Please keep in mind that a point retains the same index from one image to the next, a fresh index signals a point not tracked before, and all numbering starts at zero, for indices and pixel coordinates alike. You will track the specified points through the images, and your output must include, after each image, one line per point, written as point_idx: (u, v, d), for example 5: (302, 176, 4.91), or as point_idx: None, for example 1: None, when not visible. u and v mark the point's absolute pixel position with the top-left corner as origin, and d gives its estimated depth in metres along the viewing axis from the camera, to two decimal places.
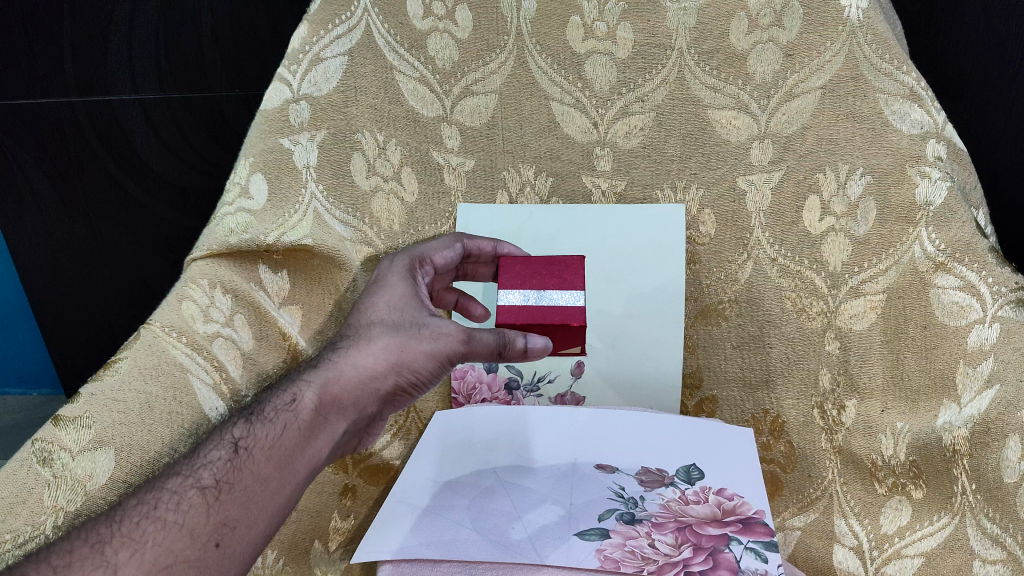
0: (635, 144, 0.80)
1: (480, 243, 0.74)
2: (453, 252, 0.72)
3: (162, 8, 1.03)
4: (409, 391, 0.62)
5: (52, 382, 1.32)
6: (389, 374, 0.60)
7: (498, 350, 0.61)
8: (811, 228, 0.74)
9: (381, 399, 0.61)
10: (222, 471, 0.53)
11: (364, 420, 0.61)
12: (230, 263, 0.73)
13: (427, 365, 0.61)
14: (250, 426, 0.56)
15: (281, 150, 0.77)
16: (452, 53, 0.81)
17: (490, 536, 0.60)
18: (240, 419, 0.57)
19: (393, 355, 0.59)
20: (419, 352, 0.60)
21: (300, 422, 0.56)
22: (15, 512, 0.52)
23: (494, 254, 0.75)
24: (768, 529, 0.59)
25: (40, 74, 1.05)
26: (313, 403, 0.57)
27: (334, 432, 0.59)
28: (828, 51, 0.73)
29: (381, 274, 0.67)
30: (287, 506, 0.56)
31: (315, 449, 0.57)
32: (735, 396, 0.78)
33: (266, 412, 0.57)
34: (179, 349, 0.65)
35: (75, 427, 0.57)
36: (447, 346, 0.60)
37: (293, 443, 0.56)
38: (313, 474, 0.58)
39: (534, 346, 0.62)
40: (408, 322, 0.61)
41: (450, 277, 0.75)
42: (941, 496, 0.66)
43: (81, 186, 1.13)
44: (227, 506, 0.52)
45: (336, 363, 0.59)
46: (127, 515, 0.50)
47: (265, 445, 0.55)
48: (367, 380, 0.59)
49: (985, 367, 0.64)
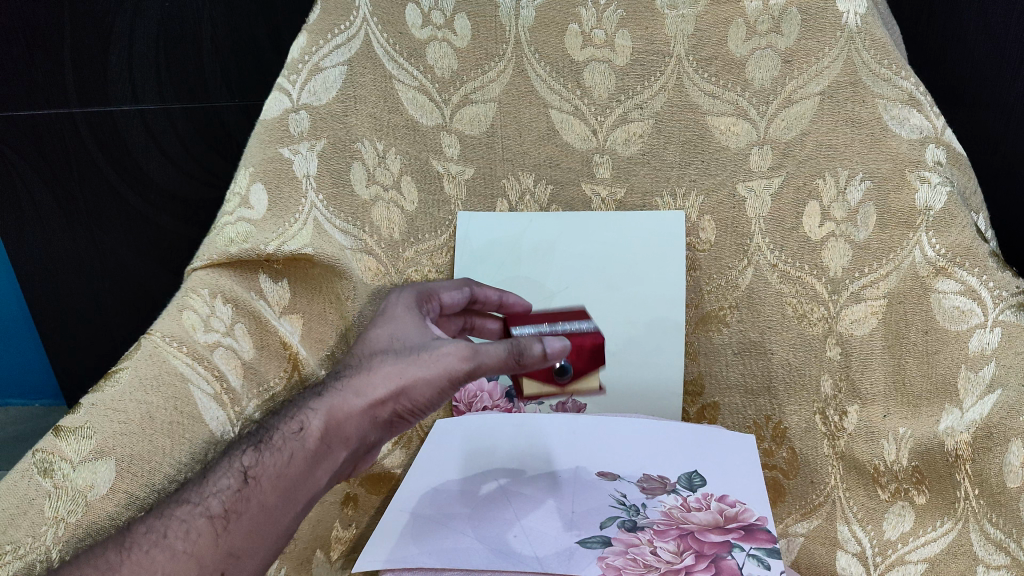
0: (635, 151, 0.80)
1: (488, 291, 0.74)
2: (461, 295, 0.72)
3: (164, 22, 1.04)
4: (408, 418, 0.59)
5: (54, 393, 1.32)
6: (389, 404, 0.57)
7: (513, 359, 0.56)
8: (811, 234, 0.74)
9: (383, 427, 0.59)
10: (230, 500, 0.53)
11: (366, 447, 0.60)
12: (231, 273, 0.73)
13: (428, 394, 0.57)
14: (258, 454, 0.56)
15: (280, 160, 0.77)
16: (451, 62, 0.81)
17: (492, 545, 0.60)
18: (249, 445, 0.57)
19: (394, 384, 0.57)
20: (420, 380, 0.56)
21: (306, 451, 0.56)
22: (16, 523, 0.52)
23: (499, 302, 0.75)
24: (771, 535, 0.58)
25: (40, 85, 1.06)
26: (319, 433, 0.57)
27: (336, 460, 0.58)
28: (826, 57, 0.73)
29: (386, 308, 0.66)
30: (289, 531, 0.57)
31: (317, 478, 0.57)
32: (736, 403, 0.78)
33: (274, 440, 0.56)
34: (179, 359, 0.65)
35: (76, 437, 0.57)
36: (449, 367, 0.56)
37: (299, 472, 0.56)
38: (315, 499, 0.59)
39: (551, 349, 0.57)
40: (411, 349, 0.58)
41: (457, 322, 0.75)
42: (943, 501, 0.66)
43: (82, 196, 1.14)
44: (234, 535, 0.53)
45: (341, 391, 0.58)
46: (135, 542, 0.50)
47: (272, 473, 0.55)
48: (369, 410, 0.57)
49: (987, 372, 0.64)
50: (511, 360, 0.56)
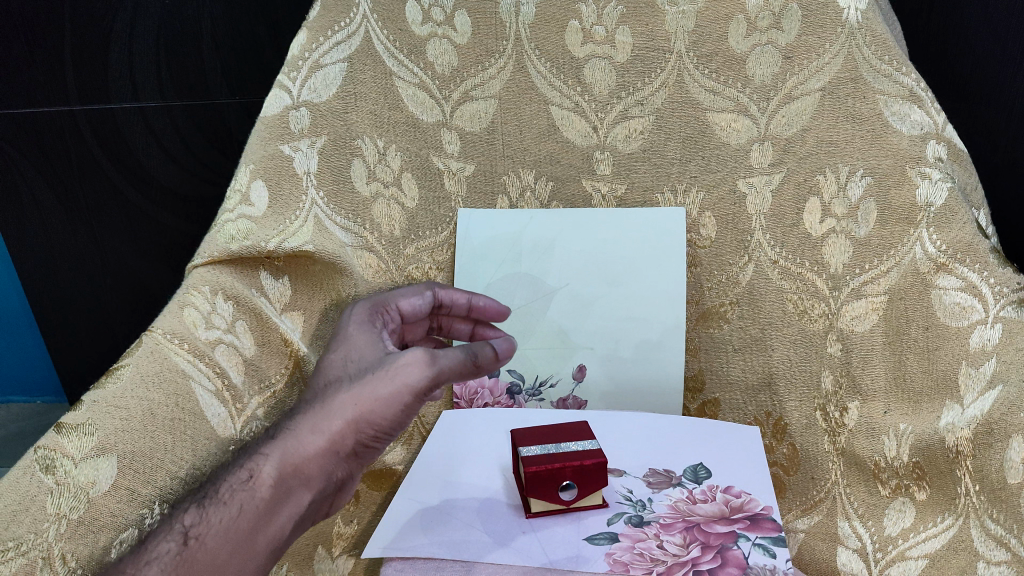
0: (635, 148, 0.80)
1: (450, 294, 0.73)
2: (421, 300, 0.71)
3: (164, 19, 1.04)
4: (371, 444, 0.59)
5: (56, 391, 1.33)
6: (348, 433, 0.57)
7: (470, 362, 0.58)
8: (812, 230, 0.74)
9: (346, 460, 0.59)
10: (173, 564, 0.52)
11: (332, 486, 0.60)
12: (231, 271, 0.73)
13: (388, 414, 0.57)
14: (203, 511, 0.55)
15: (280, 156, 0.77)
16: (451, 59, 0.81)
17: (501, 538, 0.60)
18: (191, 504, 0.56)
19: (351, 411, 0.57)
20: (377, 401, 0.56)
21: (259, 499, 0.56)
22: (18, 519, 0.51)
23: (467, 305, 0.73)
24: (776, 525, 0.59)
25: (41, 83, 1.06)
26: (272, 478, 0.56)
27: (297, 504, 0.58)
28: (827, 53, 0.73)
29: (341, 327, 0.65)
30: None
31: (278, 524, 0.57)
32: (736, 399, 0.78)
33: (221, 493, 0.56)
34: (180, 356, 0.65)
35: (77, 435, 0.57)
36: (408, 381, 0.56)
37: (253, 520, 0.56)
38: (277, 548, 0.58)
39: (501, 349, 0.61)
40: (365, 369, 0.59)
41: (424, 326, 0.74)
42: (944, 497, 0.65)
43: (83, 193, 1.14)
44: None
45: (294, 431, 0.58)
46: None
47: (219, 529, 0.54)
48: (326, 443, 0.57)
49: (988, 368, 0.64)
50: (469, 364, 0.58)
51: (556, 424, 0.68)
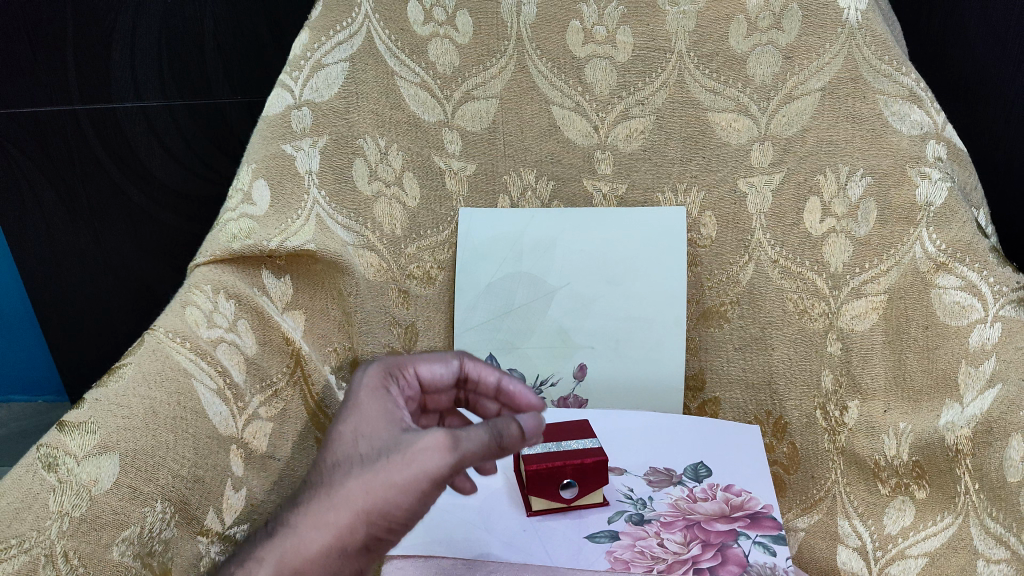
0: (635, 148, 0.80)
1: (482, 370, 0.54)
2: (447, 369, 0.55)
3: (166, 18, 1.05)
4: (388, 538, 0.44)
5: (57, 390, 1.33)
6: (358, 526, 0.43)
7: (495, 446, 0.44)
8: (812, 229, 0.75)
9: (358, 559, 0.44)
10: None
11: None
12: (232, 269, 0.72)
13: (405, 505, 0.43)
14: None
15: (283, 156, 0.77)
16: (452, 59, 0.82)
17: (501, 536, 0.61)
18: None
19: (358, 505, 0.42)
20: (391, 494, 0.42)
21: None
22: (21, 517, 0.47)
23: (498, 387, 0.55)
24: (776, 523, 0.60)
25: (43, 82, 1.06)
26: None
27: None
28: (828, 53, 0.73)
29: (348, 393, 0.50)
30: None
31: None
32: (737, 398, 0.78)
33: None
34: (183, 354, 0.62)
35: (80, 432, 0.53)
36: (427, 468, 0.42)
37: None
38: None
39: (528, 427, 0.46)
40: (377, 452, 0.44)
41: (444, 399, 0.57)
42: (943, 496, 0.65)
43: (84, 193, 1.14)
44: None
45: (293, 525, 0.43)
46: None
47: None
48: (328, 544, 0.43)
49: (988, 368, 0.63)
50: (493, 449, 0.44)
51: (557, 424, 0.68)
